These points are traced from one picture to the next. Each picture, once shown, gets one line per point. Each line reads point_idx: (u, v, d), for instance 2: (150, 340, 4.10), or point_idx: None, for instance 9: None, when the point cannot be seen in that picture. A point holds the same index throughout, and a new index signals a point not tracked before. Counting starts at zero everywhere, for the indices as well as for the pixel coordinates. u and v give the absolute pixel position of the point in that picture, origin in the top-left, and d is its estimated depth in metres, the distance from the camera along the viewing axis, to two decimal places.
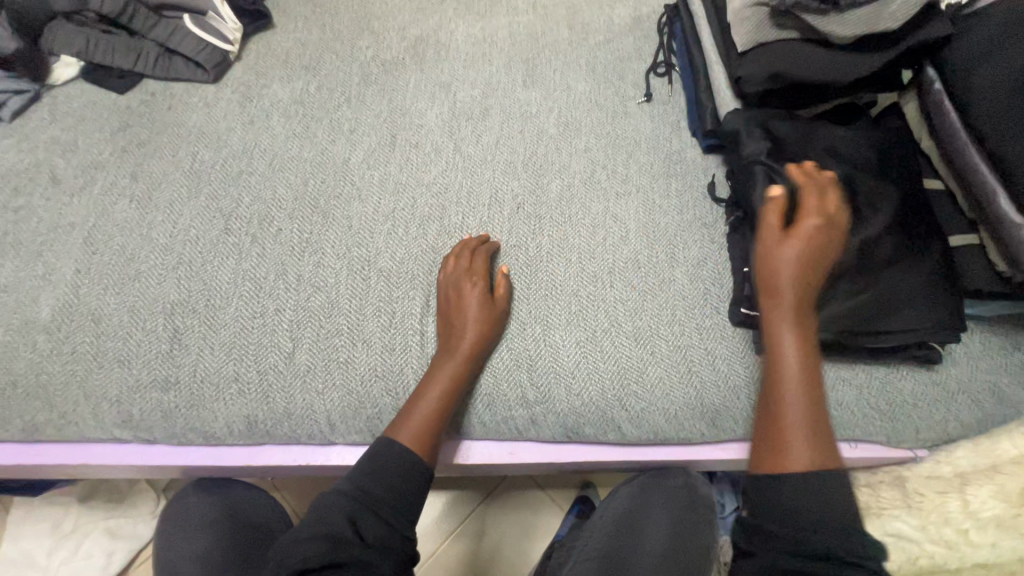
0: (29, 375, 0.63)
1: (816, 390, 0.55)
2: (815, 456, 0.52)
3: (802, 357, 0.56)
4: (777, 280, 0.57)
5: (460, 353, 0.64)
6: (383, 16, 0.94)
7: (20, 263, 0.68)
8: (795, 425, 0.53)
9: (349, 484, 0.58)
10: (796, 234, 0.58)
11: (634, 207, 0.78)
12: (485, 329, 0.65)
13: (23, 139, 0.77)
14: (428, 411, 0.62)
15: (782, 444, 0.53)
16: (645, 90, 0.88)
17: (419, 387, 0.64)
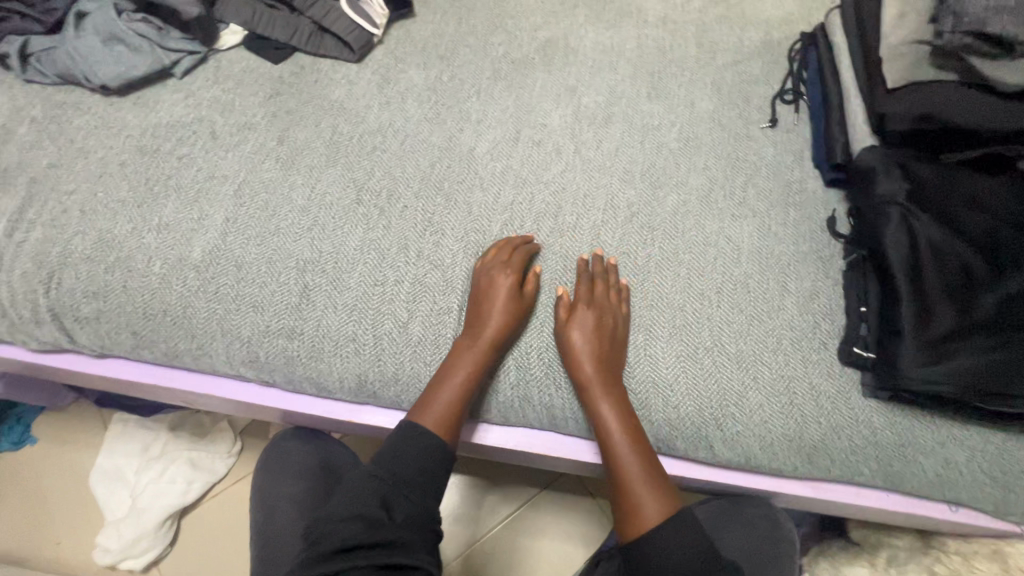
0: (177, 306, 0.69)
1: (642, 451, 0.64)
2: (658, 506, 0.61)
3: (618, 422, 0.64)
4: (575, 362, 0.66)
5: (483, 343, 0.66)
6: (517, 15, 0.97)
7: (180, 206, 0.74)
8: (630, 484, 0.62)
9: (378, 465, 0.62)
10: (578, 320, 0.67)
11: (749, 231, 0.77)
12: (511, 323, 0.68)
13: (189, 93, 0.84)
14: (452, 394, 0.65)
15: (635, 504, 0.62)
16: (770, 115, 0.87)
17: (441, 371, 0.67)
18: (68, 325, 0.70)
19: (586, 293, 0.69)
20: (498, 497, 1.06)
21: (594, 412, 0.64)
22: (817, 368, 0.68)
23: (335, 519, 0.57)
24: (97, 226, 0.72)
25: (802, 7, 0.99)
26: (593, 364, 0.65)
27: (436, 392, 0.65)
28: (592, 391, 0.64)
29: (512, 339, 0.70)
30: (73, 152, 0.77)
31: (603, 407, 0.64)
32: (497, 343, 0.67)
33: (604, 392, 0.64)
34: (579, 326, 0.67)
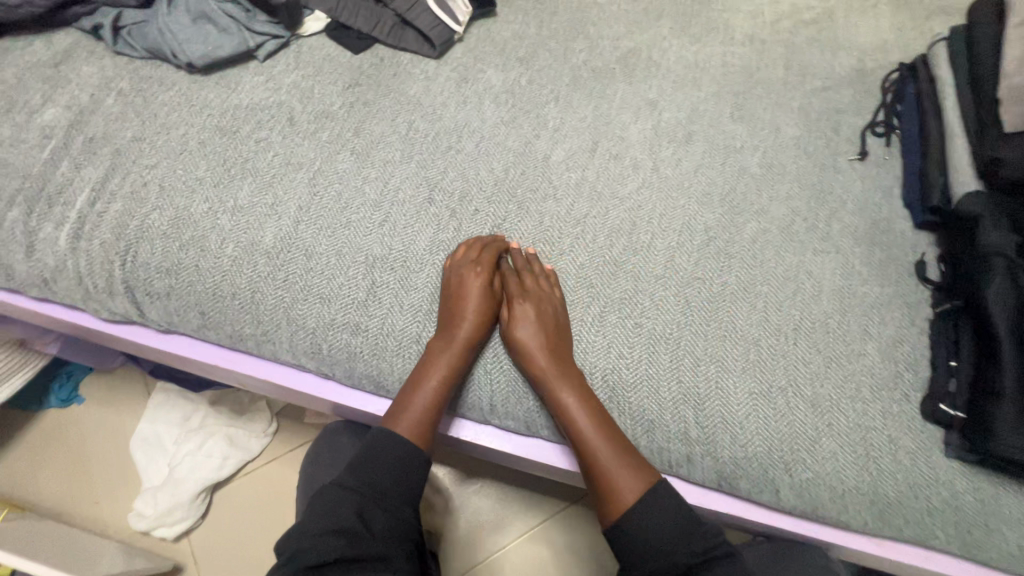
0: (246, 291, 0.69)
1: (610, 435, 0.63)
2: (632, 487, 0.61)
3: (577, 412, 0.62)
4: (526, 358, 0.65)
5: (446, 339, 0.66)
6: (600, 22, 0.94)
7: (255, 190, 0.75)
8: (600, 468, 0.62)
9: (350, 479, 0.61)
10: (522, 317, 0.66)
11: (831, 267, 0.74)
12: (477, 318, 0.67)
13: (270, 77, 0.84)
14: (425, 397, 0.64)
15: (614, 488, 0.61)
16: (860, 147, 0.83)
17: (414, 375, 0.66)
18: (139, 298, 0.70)
19: (531, 285, 0.69)
20: (500, 498, 1.08)
21: (558, 402, 0.63)
22: (898, 420, 0.65)
23: (310, 534, 0.56)
24: (175, 203, 0.73)
25: (900, 35, 0.94)
26: (543, 356, 0.64)
27: (411, 396, 0.65)
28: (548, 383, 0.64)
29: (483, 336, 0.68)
30: (157, 127, 0.78)
31: (562, 395, 0.63)
32: (471, 341, 0.66)
33: (558, 383, 0.63)
34: (525, 321, 0.66)
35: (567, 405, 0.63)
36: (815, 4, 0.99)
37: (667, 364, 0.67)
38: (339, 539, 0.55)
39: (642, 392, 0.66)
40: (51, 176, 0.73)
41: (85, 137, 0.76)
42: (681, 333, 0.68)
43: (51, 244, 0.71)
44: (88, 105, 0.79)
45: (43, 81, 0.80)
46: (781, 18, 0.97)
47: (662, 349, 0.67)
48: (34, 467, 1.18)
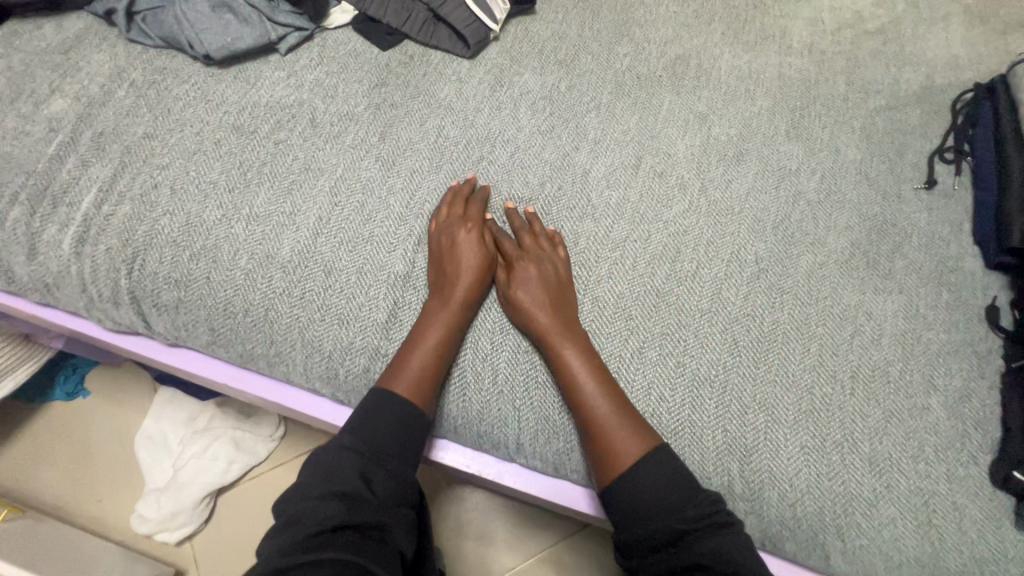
0: (260, 308, 0.65)
1: (609, 395, 0.57)
2: (633, 446, 0.55)
3: (577, 367, 0.58)
4: (524, 315, 0.62)
5: (444, 294, 0.63)
6: (646, 24, 0.87)
7: (272, 196, 0.69)
8: (600, 426, 0.56)
9: (346, 438, 0.56)
10: (521, 276, 0.64)
11: (893, 308, 0.67)
12: (474, 274, 0.65)
13: (291, 73, 0.79)
14: (423, 352, 0.60)
15: (609, 449, 0.55)
16: (927, 175, 0.76)
17: (411, 334, 0.62)
18: (146, 310, 0.66)
19: (527, 246, 0.67)
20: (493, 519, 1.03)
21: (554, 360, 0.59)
22: (963, 485, 0.59)
23: (305, 502, 0.50)
24: (187, 208, 0.68)
25: (973, 51, 0.87)
26: (542, 312, 0.61)
27: (410, 352, 0.60)
28: (548, 338, 0.60)
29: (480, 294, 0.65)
30: (170, 123, 0.73)
31: (561, 349, 0.59)
32: (470, 293, 0.64)
33: (557, 338, 0.60)
34: (525, 278, 0.64)
35: (568, 360, 0.59)
36: (879, 12, 0.91)
37: (711, 411, 0.61)
38: (334, 508, 0.50)
39: (683, 440, 0.61)
40: (56, 174, 0.68)
41: (93, 131, 0.71)
42: (728, 376, 0.63)
43: (55, 247, 0.66)
44: (98, 96, 0.74)
45: (51, 69, 0.75)
46: (842, 26, 0.89)
47: (707, 394, 0.62)
48: (37, 461, 1.15)
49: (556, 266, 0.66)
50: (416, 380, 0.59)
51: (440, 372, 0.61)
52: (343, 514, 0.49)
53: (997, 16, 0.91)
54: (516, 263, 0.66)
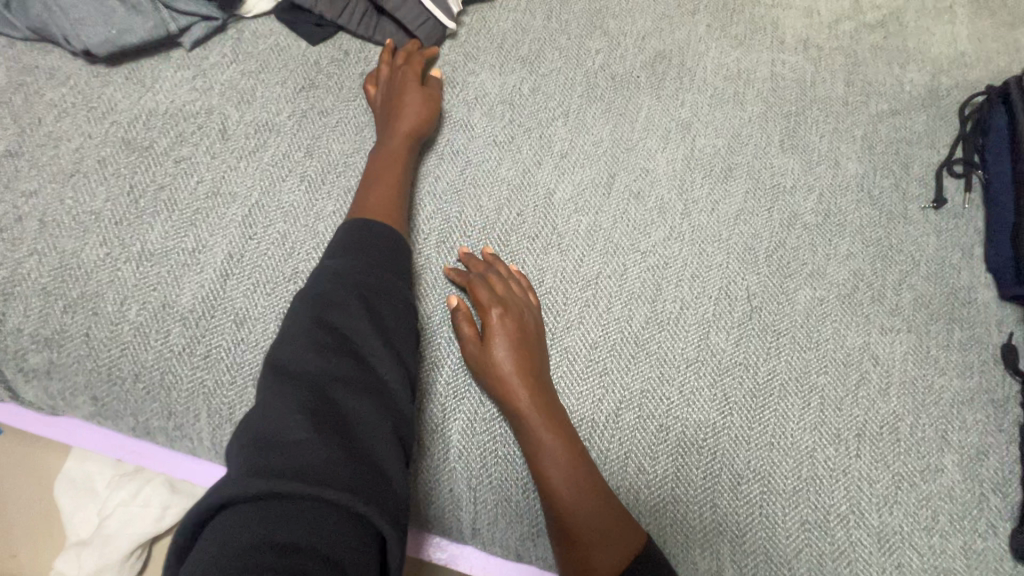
0: (155, 369, 0.53)
1: (590, 484, 0.48)
2: (619, 553, 0.46)
3: (552, 450, 0.49)
4: (494, 382, 0.51)
5: (395, 137, 0.62)
6: (622, 15, 0.76)
7: (170, 229, 0.57)
8: (576, 523, 0.47)
9: (335, 319, 0.46)
10: (491, 331, 0.53)
11: (901, 350, 0.59)
12: (421, 121, 0.63)
13: (197, 74, 0.65)
14: (385, 191, 0.59)
15: (586, 555, 0.46)
16: (935, 192, 0.68)
17: (366, 177, 0.60)
18: (10, 374, 0.53)
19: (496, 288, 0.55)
20: None
21: (525, 444, 0.50)
22: (983, 561, 0.52)
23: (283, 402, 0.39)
24: (60, 246, 0.55)
25: (980, 48, 0.78)
26: (516, 380, 0.51)
27: (369, 186, 0.59)
28: (521, 410, 0.50)
29: (428, 136, 0.65)
30: (40, 137, 0.59)
31: (537, 427, 0.50)
32: (418, 131, 0.63)
33: (533, 413, 0.50)
34: (496, 332, 0.53)
35: (542, 439, 0.49)
36: (879, 2, 0.81)
37: (699, 484, 0.52)
38: (329, 420, 0.38)
39: (665, 521, 0.52)
40: None
41: None
42: (718, 440, 0.54)
43: None
44: None
45: None
46: (840, 18, 0.79)
47: (693, 463, 0.53)
48: None
49: (531, 316, 0.56)
50: (383, 212, 0.57)
51: (404, 205, 0.60)
52: (341, 433, 0.38)
53: (1005, 8, 0.82)
54: (485, 312, 0.54)
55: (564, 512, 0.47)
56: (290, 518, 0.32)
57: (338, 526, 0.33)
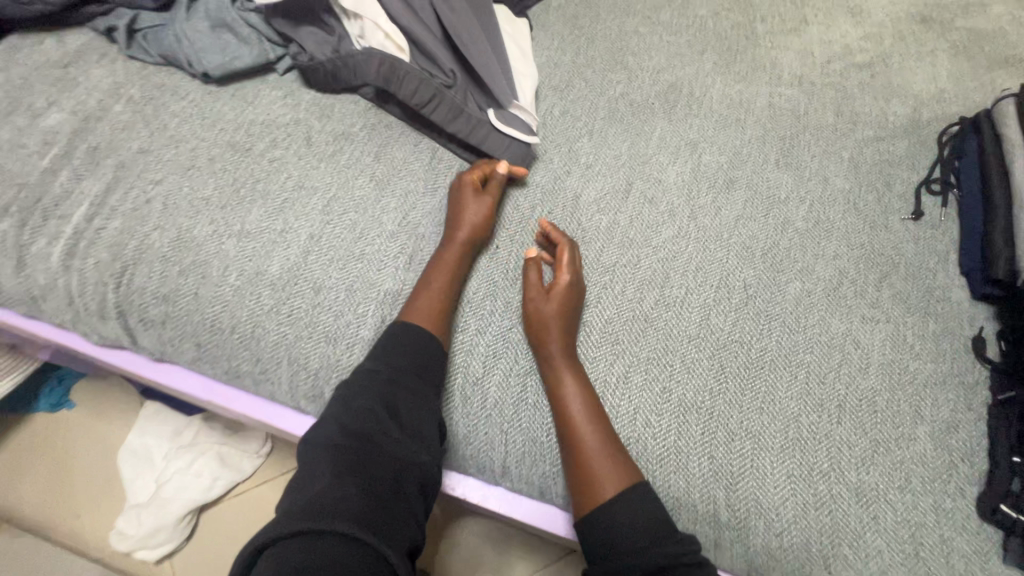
0: (247, 325, 0.64)
1: (603, 425, 0.59)
2: (616, 479, 0.57)
3: (578, 389, 0.61)
4: (539, 329, 0.63)
5: (451, 245, 0.68)
6: (640, 53, 0.89)
7: (264, 213, 0.69)
8: (588, 450, 0.58)
9: (367, 402, 0.56)
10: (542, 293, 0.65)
11: (881, 337, 0.68)
12: (477, 230, 0.69)
13: (288, 93, 0.79)
14: (438, 291, 0.65)
15: (592, 478, 0.57)
16: (913, 207, 0.77)
17: (419, 280, 0.66)
18: (132, 324, 0.66)
19: (568, 257, 0.67)
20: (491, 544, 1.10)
21: (554, 384, 0.61)
22: (952, 518, 0.58)
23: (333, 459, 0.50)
24: (177, 223, 0.68)
25: (958, 85, 0.88)
26: (557, 333, 0.62)
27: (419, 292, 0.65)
28: (555, 356, 0.62)
29: (484, 239, 0.71)
30: (165, 138, 0.73)
31: (566, 371, 0.61)
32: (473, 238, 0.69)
33: (566, 357, 0.62)
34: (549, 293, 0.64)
35: (568, 382, 0.61)
36: (867, 45, 0.93)
37: (697, 438, 0.61)
38: None
39: (668, 467, 0.60)
40: (47, 186, 0.68)
41: (89, 145, 0.72)
42: (714, 402, 0.63)
43: (42, 260, 0.66)
44: (96, 111, 0.74)
45: (50, 82, 0.76)
46: (831, 59, 0.91)
47: (693, 420, 0.62)
48: (18, 473, 1.12)
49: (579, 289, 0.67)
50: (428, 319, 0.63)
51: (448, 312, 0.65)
52: None
53: (983, 52, 0.93)
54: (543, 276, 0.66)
55: (578, 436, 0.58)
56: (309, 547, 0.43)
57: (345, 549, 0.44)
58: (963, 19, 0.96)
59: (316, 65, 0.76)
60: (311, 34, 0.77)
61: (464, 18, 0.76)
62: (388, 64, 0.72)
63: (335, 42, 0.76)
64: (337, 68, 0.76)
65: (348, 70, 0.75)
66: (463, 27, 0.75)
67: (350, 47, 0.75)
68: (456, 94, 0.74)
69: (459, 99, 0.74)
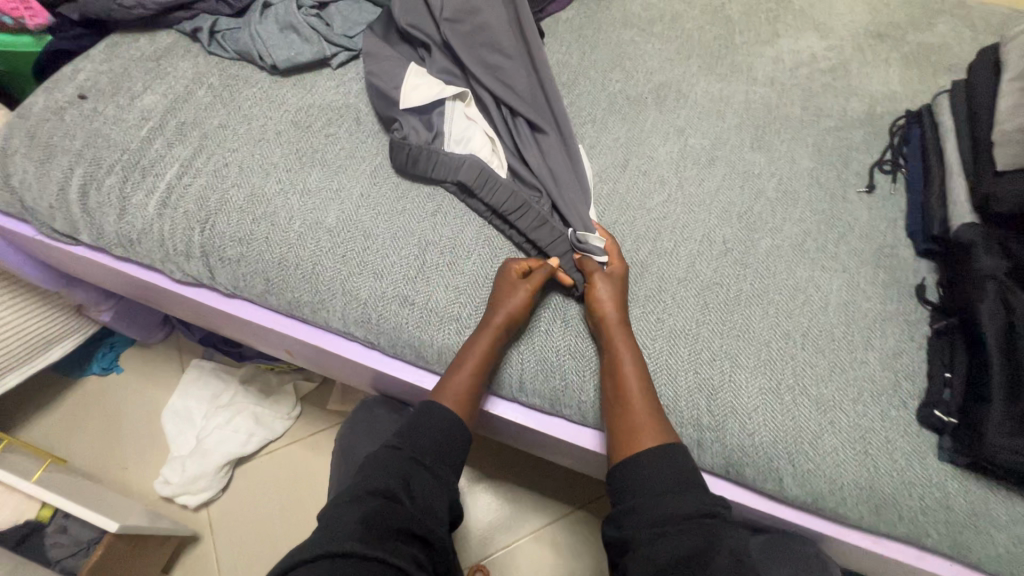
0: (308, 263, 0.77)
1: (648, 391, 0.68)
2: (654, 433, 0.66)
3: (631, 351, 0.70)
4: (601, 307, 0.72)
5: (485, 333, 0.71)
6: (635, 58, 1.05)
7: (322, 176, 0.83)
8: (633, 408, 0.67)
9: (389, 481, 0.62)
10: (604, 279, 0.75)
11: (838, 283, 0.81)
12: (513, 318, 0.72)
13: (339, 83, 0.94)
14: (464, 375, 0.72)
15: (634, 431, 0.66)
16: (867, 182, 0.91)
17: (457, 356, 0.73)
18: (212, 263, 0.79)
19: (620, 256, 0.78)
20: (506, 492, 1.22)
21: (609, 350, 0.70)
22: (895, 423, 0.70)
23: (355, 518, 0.57)
24: (251, 182, 0.82)
25: (909, 86, 1.03)
26: (615, 310, 0.72)
27: (451, 373, 0.72)
28: (611, 328, 0.71)
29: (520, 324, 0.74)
30: (238, 116, 0.88)
31: (619, 342, 0.70)
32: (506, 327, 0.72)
33: (622, 330, 0.71)
34: (611, 279, 0.75)
35: (621, 351, 0.70)
36: (830, 54, 1.08)
37: (685, 357, 0.74)
38: None
39: (659, 380, 0.73)
40: (145, 152, 0.83)
41: (177, 121, 0.86)
42: (699, 330, 0.75)
43: (141, 210, 0.80)
44: (182, 94, 0.89)
45: (144, 71, 0.91)
46: (799, 65, 1.06)
47: (681, 343, 0.74)
48: (73, 428, 1.24)
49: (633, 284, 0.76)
50: (458, 397, 0.72)
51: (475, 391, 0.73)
52: None
53: (931, 60, 1.08)
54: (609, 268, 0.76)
55: (626, 396, 0.67)
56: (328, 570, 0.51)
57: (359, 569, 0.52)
58: (914, 34, 1.12)
59: (406, 144, 0.83)
60: (414, 123, 0.85)
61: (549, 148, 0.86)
62: (480, 171, 0.81)
63: (434, 135, 0.84)
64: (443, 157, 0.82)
65: (432, 162, 0.82)
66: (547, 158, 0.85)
67: (444, 148, 0.83)
68: (541, 208, 0.82)
69: (543, 212, 0.81)
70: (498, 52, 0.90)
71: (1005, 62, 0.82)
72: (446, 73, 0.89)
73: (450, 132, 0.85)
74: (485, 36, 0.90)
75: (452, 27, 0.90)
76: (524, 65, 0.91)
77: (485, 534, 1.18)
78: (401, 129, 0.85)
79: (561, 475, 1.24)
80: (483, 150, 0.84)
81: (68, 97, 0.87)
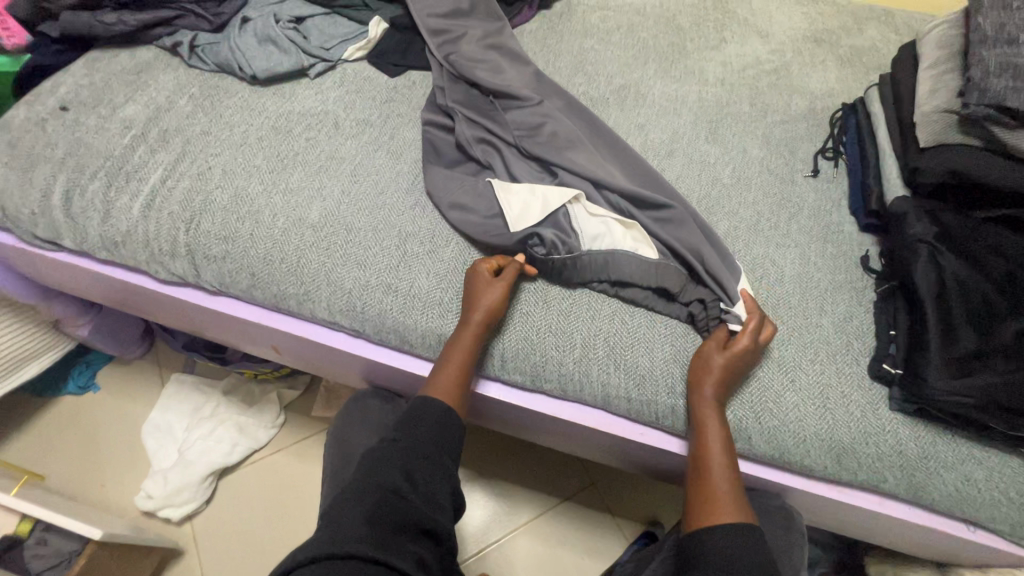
0: (293, 257, 0.80)
1: (732, 464, 0.69)
2: (736, 510, 0.66)
3: (721, 419, 0.71)
4: (702, 374, 0.72)
5: (468, 329, 0.74)
6: (597, 64, 1.12)
7: (304, 176, 0.87)
8: (717, 481, 0.67)
9: (393, 473, 0.64)
10: (714, 347, 0.73)
11: (790, 257, 0.87)
12: (491, 314, 0.74)
13: (317, 91, 0.98)
14: (453, 367, 0.74)
15: (715, 502, 0.66)
16: (813, 167, 0.99)
17: (445, 350, 0.76)
18: (198, 261, 0.81)
19: (756, 326, 0.73)
20: (494, 487, 1.24)
21: (701, 417, 0.71)
22: (849, 379, 0.76)
23: (355, 513, 0.59)
24: (234, 184, 0.85)
25: (845, 83, 1.13)
26: (718, 379, 0.71)
27: (440, 365, 0.75)
28: (706, 396, 0.71)
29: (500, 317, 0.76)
30: (220, 123, 0.91)
31: (713, 412, 0.70)
32: (487, 323, 0.74)
33: (716, 400, 0.71)
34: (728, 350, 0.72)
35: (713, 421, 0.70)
36: (774, 57, 1.18)
37: (658, 330, 0.79)
38: None
39: (635, 352, 0.77)
40: (128, 158, 0.86)
41: (160, 129, 0.89)
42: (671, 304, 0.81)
43: (125, 212, 0.82)
44: (164, 104, 0.92)
45: (125, 84, 0.94)
46: (747, 67, 1.16)
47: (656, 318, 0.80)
48: (49, 448, 1.21)
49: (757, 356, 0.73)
50: (448, 387, 0.74)
51: (463, 379, 0.75)
52: None
53: (864, 60, 1.18)
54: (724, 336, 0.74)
55: (711, 466, 0.68)
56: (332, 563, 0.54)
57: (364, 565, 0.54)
58: (847, 38, 1.23)
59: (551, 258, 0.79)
60: (551, 232, 0.80)
61: (674, 218, 0.82)
62: (647, 263, 0.79)
63: (571, 241, 0.79)
64: (460, 200, 0.84)
65: (577, 269, 0.79)
66: (672, 216, 0.83)
67: (582, 250, 0.79)
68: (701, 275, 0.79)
69: (708, 282, 0.79)
70: (580, 149, 0.88)
71: (922, 54, 0.92)
72: (527, 167, 0.88)
73: (583, 231, 0.80)
74: (547, 127, 0.90)
75: (528, 139, 0.89)
76: (604, 152, 0.92)
77: (479, 530, 1.19)
78: (541, 244, 0.80)
79: (548, 463, 1.26)
80: (625, 241, 0.80)
81: (49, 109, 0.90)
